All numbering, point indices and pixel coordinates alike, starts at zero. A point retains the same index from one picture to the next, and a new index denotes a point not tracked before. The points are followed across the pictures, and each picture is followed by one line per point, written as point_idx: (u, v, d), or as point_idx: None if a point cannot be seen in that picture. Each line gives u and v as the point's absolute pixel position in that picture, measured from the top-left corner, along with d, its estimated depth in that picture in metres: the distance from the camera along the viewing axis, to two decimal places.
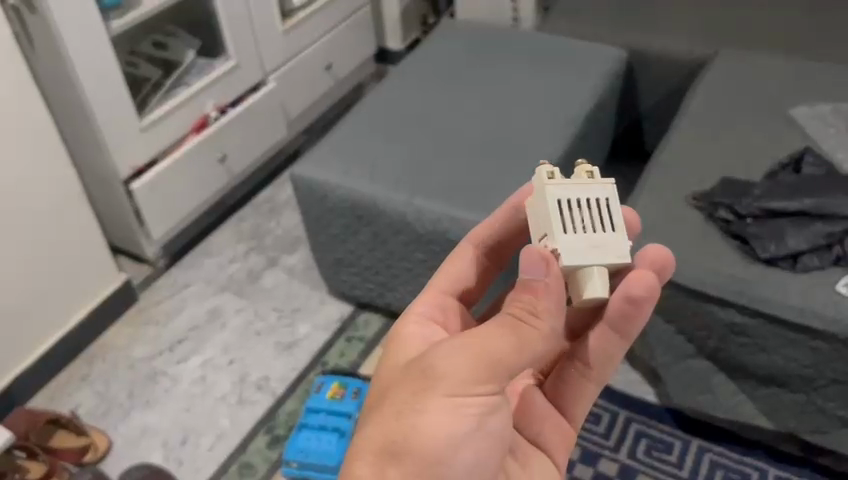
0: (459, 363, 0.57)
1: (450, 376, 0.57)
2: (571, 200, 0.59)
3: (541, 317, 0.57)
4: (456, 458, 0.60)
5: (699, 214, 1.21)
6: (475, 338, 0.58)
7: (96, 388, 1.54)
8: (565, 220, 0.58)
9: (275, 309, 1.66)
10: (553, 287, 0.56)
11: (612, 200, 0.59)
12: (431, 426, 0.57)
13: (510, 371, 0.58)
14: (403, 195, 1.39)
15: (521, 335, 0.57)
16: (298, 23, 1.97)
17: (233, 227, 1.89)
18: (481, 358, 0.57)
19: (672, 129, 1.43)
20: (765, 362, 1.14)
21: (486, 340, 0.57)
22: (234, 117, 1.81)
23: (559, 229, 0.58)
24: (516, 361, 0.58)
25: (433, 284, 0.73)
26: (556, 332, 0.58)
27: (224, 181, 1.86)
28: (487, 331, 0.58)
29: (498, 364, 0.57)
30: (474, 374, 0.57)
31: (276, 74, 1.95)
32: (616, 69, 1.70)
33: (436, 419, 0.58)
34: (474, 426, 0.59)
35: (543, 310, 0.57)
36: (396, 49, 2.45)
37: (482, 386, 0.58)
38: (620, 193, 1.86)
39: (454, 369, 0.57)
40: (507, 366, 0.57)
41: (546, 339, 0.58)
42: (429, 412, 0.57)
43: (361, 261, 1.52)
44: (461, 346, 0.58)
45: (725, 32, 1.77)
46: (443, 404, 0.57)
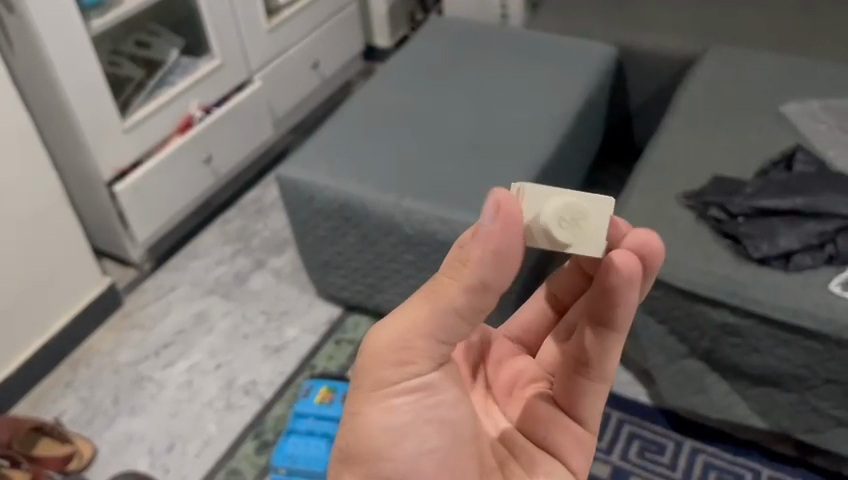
0: (380, 347, 0.56)
1: (373, 367, 0.57)
2: None
3: (468, 267, 0.50)
4: (400, 439, 0.59)
5: (690, 213, 1.20)
6: (400, 311, 0.54)
7: (81, 395, 1.51)
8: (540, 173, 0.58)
9: (263, 312, 1.64)
10: (485, 236, 0.49)
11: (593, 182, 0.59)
12: (365, 417, 0.59)
13: (437, 338, 0.54)
14: (391, 196, 1.37)
15: (438, 303, 0.52)
16: (283, 21, 1.94)
17: (220, 229, 1.87)
18: (405, 335, 0.54)
19: (662, 127, 1.42)
20: (758, 362, 1.13)
21: (406, 316, 0.54)
22: (219, 117, 1.79)
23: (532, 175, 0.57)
24: (443, 330, 0.54)
25: None
26: (490, 285, 0.50)
27: (210, 182, 1.83)
28: (409, 305, 0.54)
29: (421, 336, 0.54)
30: (399, 356, 0.55)
31: (262, 73, 1.92)
32: (605, 66, 1.68)
33: (372, 413, 0.59)
34: (415, 409, 0.59)
35: (470, 261, 0.50)
36: (384, 46, 2.43)
37: (409, 359, 0.55)
38: (611, 191, 1.85)
39: (382, 358, 0.56)
40: (430, 335, 0.54)
41: (466, 293, 0.51)
42: (362, 412, 0.59)
43: (349, 263, 1.50)
44: (386, 326, 0.55)
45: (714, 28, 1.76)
46: (374, 387, 0.58)
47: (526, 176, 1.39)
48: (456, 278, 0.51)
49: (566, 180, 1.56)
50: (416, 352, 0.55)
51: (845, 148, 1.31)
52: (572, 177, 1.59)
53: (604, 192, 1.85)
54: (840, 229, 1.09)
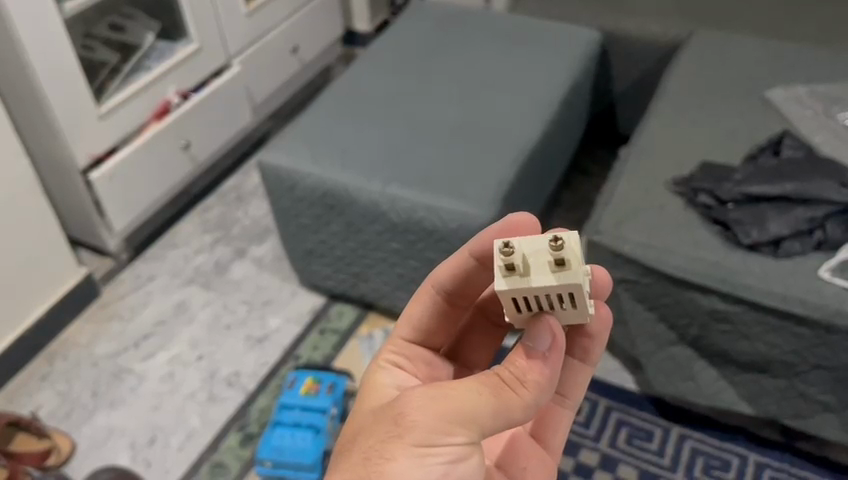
0: (429, 413, 0.60)
1: (419, 424, 0.60)
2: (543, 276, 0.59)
3: (528, 387, 0.62)
4: None
5: (679, 199, 1.19)
6: (445, 389, 0.61)
7: (59, 387, 1.47)
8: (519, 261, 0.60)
9: (244, 302, 1.61)
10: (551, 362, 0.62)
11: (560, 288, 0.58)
12: (398, 470, 0.60)
13: (478, 423, 0.60)
14: (376, 182, 1.35)
15: (496, 398, 0.61)
16: (262, 5, 1.90)
17: (198, 218, 1.83)
18: (457, 411, 0.60)
19: (649, 112, 1.41)
20: (746, 348, 1.12)
21: (458, 397, 0.60)
22: (198, 103, 1.75)
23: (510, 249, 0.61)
24: (490, 418, 0.61)
25: (398, 330, 0.78)
26: (536, 404, 0.63)
27: (188, 170, 1.79)
28: (464, 386, 0.61)
29: (467, 416, 0.60)
30: (445, 426, 0.60)
31: (241, 57, 1.88)
32: (591, 51, 1.67)
33: (406, 464, 0.60)
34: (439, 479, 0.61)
35: (530, 381, 0.62)
36: (364, 30, 2.39)
37: (453, 433, 0.60)
38: (594, 178, 1.84)
39: (424, 423, 0.60)
40: (476, 422, 0.60)
41: (521, 409, 0.62)
42: (396, 459, 0.60)
43: (333, 252, 1.47)
44: (436, 400, 0.60)
45: (699, 14, 1.75)
46: (410, 445, 0.60)
47: (512, 162, 1.38)
48: (516, 390, 0.62)
49: (551, 166, 1.55)
50: (459, 430, 0.60)
51: (831, 134, 1.31)
52: (556, 163, 1.57)
53: (588, 178, 1.84)
54: (828, 215, 1.09)
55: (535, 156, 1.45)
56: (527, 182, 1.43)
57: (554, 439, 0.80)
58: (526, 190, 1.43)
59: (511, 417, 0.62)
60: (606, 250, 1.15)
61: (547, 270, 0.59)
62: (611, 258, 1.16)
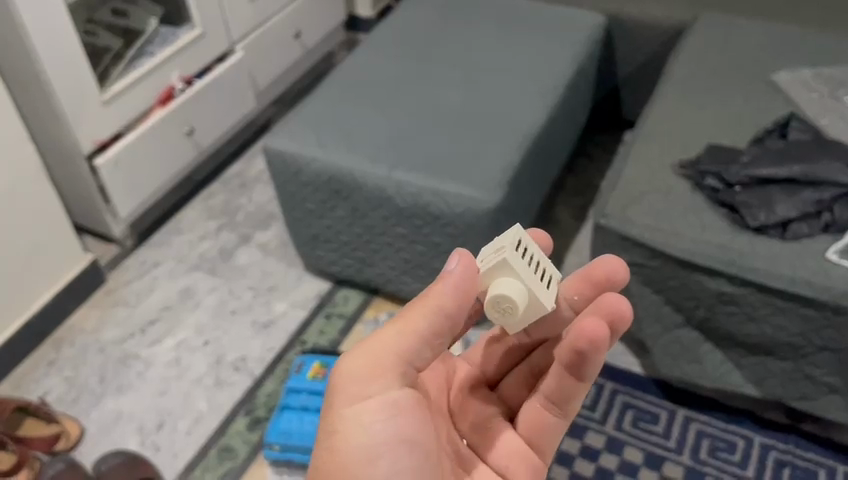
0: (356, 358, 0.70)
1: (349, 377, 0.70)
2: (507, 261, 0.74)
3: (428, 299, 0.67)
4: (365, 441, 0.70)
5: (686, 182, 1.19)
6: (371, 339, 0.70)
7: (66, 373, 1.47)
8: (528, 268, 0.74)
9: (250, 288, 1.61)
10: (450, 272, 0.66)
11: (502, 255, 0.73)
12: (338, 415, 0.70)
13: (396, 358, 0.68)
14: (382, 167, 1.35)
15: (405, 326, 0.68)
16: None
17: (202, 204, 1.84)
18: (375, 351, 0.69)
19: (655, 95, 1.40)
20: (753, 330, 1.12)
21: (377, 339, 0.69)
22: (201, 89, 1.74)
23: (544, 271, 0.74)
24: (404, 347, 0.68)
25: None
26: (442, 316, 0.67)
27: (191, 156, 1.79)
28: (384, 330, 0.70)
29: (384, 354, 0.68)
30: (369, 368, 0.69)
31: (244, 43, 1.88)
32: (595, 35, 1.66)
33: (347, 414, 0.70)
34: (379, 428, 0.70)
35: (429, 293, 0.67)
36: (367, 16, 2.39)
37: (377, 374, 0.69)
38: (598, 165, 1.86)
39: (353, 375, 0.69)
40: (398, 356, 0.68)
41: (427, 324, 0.67)
42: (336, 406, 0.70)
43: (339, 237, 1.47)
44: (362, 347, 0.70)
45: None
46: (346, 391, 0.70)
47: (518, 147, 1.38)
48: (421, 310, 0.67)
49: (555, 151, 1.55)
50: (383, 368, 0.69)
51: (837, 116, 1.31)
52: (560, 148, 1.57)
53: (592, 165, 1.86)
54: (836, 197, 1.09)
55: (540, 141, 1.44)
56: (533, 167, 1.43)
57: (544, 442, 0.80)
58: (532, 175, 1.43)
59: (426, 336, 0.68)
60: (613, 234, 1.15)
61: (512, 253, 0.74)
62: (618, 242, 1.16)
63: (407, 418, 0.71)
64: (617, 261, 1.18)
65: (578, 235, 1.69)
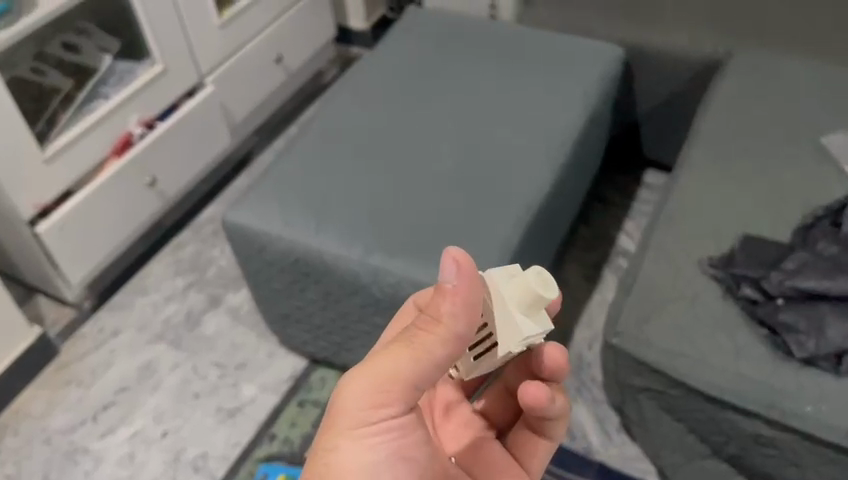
0: (360, 390, 0.62)
1: (352, 410, 0.63)
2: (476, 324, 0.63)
3: (442, 323, 0.60)
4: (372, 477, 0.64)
5: (716, 288, 0.98)
6: (370, 365, 0.62)
7: (7, 471, 1.31)
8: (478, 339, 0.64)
9: (216, 365, 1.43)
10: (459, 289, 0.59)
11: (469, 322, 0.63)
12: (344, 451, 0.64)
13: (406, 388, 0.62)
14: (356, 250, 1.14)
15: (414, 350, 0.61)
16: (237, 15, 1.68)
17: (170, 257, 1.65)
18: (385, 384, 0.62)
19: (680, 160, 1.19)
20: (797, 476, 0.92)
21: (382, 366, 0.62)
22: (164, 133, 1.55)
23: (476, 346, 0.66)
24: (416, 374, 0.61)
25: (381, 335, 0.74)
26: (457, 337, 0.61)
27: (156, 206, 1.60)
28: (383, 355, 0.62)
29: (394, 384, 0.61)
30: (379, 397, 0.62)
31: (215, 75, 1.67)
32: (612, 73, 1.43)
33: (350, 445, 0.64)
34: (384, 453, 0.65)
35: (444, 315, 0.60)
36: (360, 28, 2.17)
37: (383, 406, 0.63)
38: (614, 212, 1.65)
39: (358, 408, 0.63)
40: (409, 385, 0.62)
41: (439, 349, 0.61)
42: (338, 447, 0.64)
43: (311, 319, 1.28)
44: (362, 380, 0.62)
45: (740, 22, 1.50)
46: (350, 429, 0.63)
47: (518, 222, 1.16)
48: (429, 331, 0.61)
49: (564, 214, 1.33)
50: (391, 398, 0.62)
51: None
52: (570, 209, 1.36)
53: (607, 211, 1.65)
54: None
55: (547, 210, 1.23)
56: (536, 242, 1.22)
57: (533, 464, 0.76)
58: (535, 251, 1.22)
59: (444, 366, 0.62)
60: (626, 355, 0.95)
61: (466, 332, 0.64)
62: (633, 363, 0.95)
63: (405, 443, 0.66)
64: (630, 383, 0.98)
65: (591, 301, 1.49)
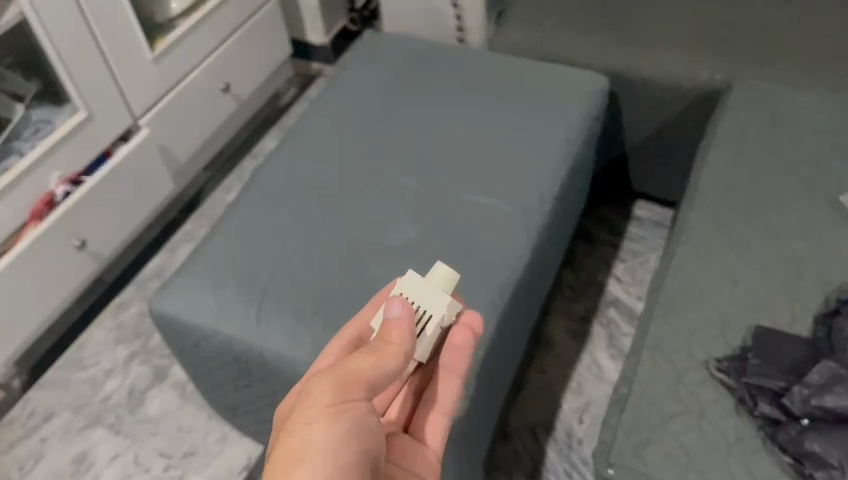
0: (330, 383, 0.61)
1: (325, 399, 0.60)
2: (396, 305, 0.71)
3: (393, 343, 0.64)
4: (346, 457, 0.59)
5: (728, 401, 0.83)
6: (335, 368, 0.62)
7: None
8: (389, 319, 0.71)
9: (161, 455, 1.27)
10: (404, 318, 0.65)
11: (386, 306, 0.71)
12: (318, 434, 0.59)
13: (370, 382, 0.62)
14: (305, 347, 0.98)
15: (375, 355, 0.63)
16: (173, 46, 1.50)
17: (111, 321, 1.48)
18: (358, 365, 0.62)
19: (678, 229, 1.03)
20: None
21: (346, 367, 0.62)
22: (92, 188, 1.37)
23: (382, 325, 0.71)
24: (379, 376, 0.62)
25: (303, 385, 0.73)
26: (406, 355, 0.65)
27: (90, 268, 1.43)
28: (345, 361, 0.63)
29: (359, 379, 0.61)
30: (351, 387, 0.61)
31: (150, 115, 1.49)
32: (596, 109, 1.26)
33: (321, 429, 0.59)
34: (355, 441, 0.60)
35: (393, 337, 0.65)
36: (319, 42, 1.98)
37: (353, 394, 0.61)
38: (601, 254, 1.50)
39: (326, 386, 0.60)
40: (372, 384, 0.62)
41: (396, 358, 0.63)
42: (314, 426, 0.59)
43: (261, 412, 1.12)
44: (330, 378, 0.61)
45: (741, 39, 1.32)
46: (323, 411, 0.59)
47: (493, 306, 1.00)
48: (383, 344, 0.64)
49: (546, 279, 1.17)
50: (358, 395, 0.61)
51: None
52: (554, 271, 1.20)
53: (593, 253, 1.50)
54: None
55: (527, 284, 1.07)
56: (515, 321, 1.06)
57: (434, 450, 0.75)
58: (513, 333, 1.06)
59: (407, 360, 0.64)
60: None
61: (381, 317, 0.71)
62: None
63: (369, 457, 0.61)
64: None
65: (578, 364, 1.33)
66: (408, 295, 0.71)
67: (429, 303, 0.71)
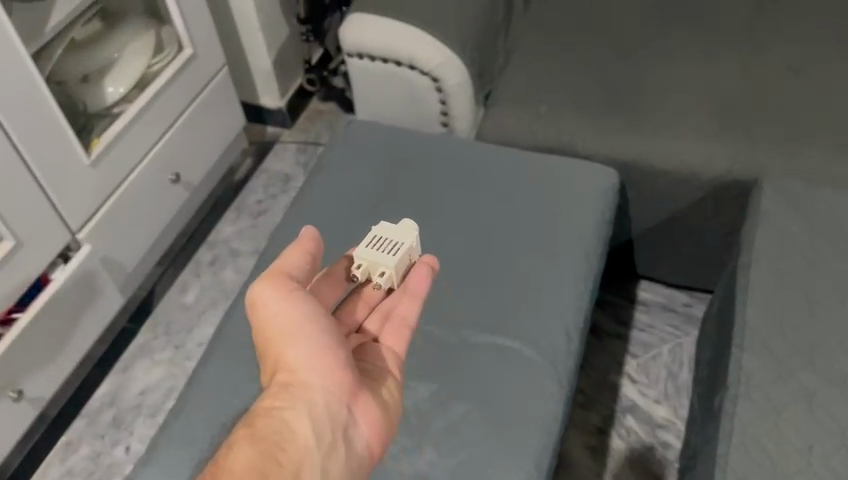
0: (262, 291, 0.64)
1: (267, 305, 0.64)
2: (372, 248, 0.76)
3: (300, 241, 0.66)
4: (306, 346, 0.63)
5: None
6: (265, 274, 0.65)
7: None
8: (372, 258, 0.74)
9: None
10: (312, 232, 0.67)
11: (368, 251, 0.75)
12: (270, 316, 0.64)
13: (292, 276, 0.65)
14: None
15: (289, 255, 0.66)
16: (112, 144, 1.28)
17: (60, 467, 1.30)
18: (272, 279, 0.64)
19: (731, 372, 0.89)
20: None
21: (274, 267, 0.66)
22: (25, 328, 1.16)
23: (368, 263, 0.74)
24: (298, 268, 0.65)
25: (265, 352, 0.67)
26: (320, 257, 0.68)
27: (28, 417, 1.24)
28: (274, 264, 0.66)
29: (284, 273, 0.65)
30: (280, 284, 0.64)
31: (91, 227, 1.28)
32: (607, 208, 1.12)
33: (275, 307, 0.64)
34: (310, 334, 0.64)
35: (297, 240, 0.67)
36: (276, 106, 1.79)
37: (288, 285, 0.64)
38: (610, 349, 1.37)
39: (275, 303, 0.64)
40: (293, 278, 0.65)
41: (303, 256, 0.66)
42: (267, 311, 0.64)
43: None
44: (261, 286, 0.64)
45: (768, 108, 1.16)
46: (273, 310, 0.64)
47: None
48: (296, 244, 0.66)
49: None
50: (292, 290, 0.64)
51: None
52: None
53: (602, 349, 1.37)
54: None
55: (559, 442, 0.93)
56: None
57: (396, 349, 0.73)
58: None
59: (315, 260, 0.67)
60: None
61: (364, 262, 0.74)
62: None
63: (333, 338, 0.65)
64: None
65: None
66: (382, 235, 0.77)
67: (401, 236, 0.77)
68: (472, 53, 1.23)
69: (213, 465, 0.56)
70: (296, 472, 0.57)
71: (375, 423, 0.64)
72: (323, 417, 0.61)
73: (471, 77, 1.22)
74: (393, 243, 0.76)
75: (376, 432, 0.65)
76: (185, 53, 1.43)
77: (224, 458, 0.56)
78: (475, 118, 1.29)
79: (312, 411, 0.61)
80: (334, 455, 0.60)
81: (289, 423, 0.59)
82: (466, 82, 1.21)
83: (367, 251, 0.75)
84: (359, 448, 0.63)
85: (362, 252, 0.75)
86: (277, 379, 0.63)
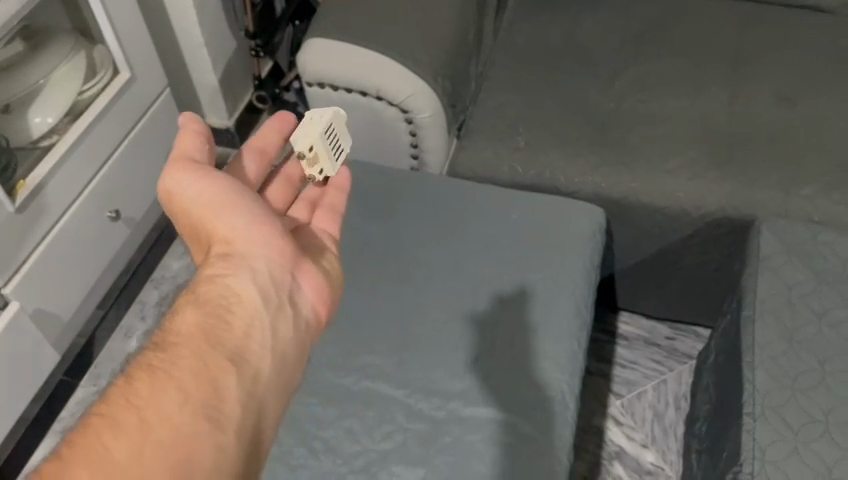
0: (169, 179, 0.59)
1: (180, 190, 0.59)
2: (325, 139, 0.66)
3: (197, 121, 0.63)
4: (230, 216, 0.58)
5: None
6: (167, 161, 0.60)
7: None
8: (321, 155, 0.66)
9: None
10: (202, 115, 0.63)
11: (319, 144, 0.65)
12: (185, 197, 0.59)
13: (196, 155, 0.60)
14: None
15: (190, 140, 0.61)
16: (41, 186, 1.14)
17: None
18: (179, 165, 0.59)
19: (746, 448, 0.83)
20: None
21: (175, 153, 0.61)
22: None
23: (313, 160, 0.66)
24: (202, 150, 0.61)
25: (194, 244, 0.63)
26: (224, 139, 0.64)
27: None
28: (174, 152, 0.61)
29: (189, 155, 0.60)
30: (188, 164, 0.59)
31: (19, 281, 1.14)
32: (597, 251, 1.03)
33: (188, 188, 0.59)
34: (236, 206, 0.59)
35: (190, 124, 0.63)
36: (224, 125, 1.64)
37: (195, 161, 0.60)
38: (593, 390, 1.29)
39: (192, 184, 0.59)
40: (200, 160, 0.60)
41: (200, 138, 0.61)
42: (182, 192, 0.59)
43: None
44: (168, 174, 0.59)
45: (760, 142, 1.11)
46: (185, 190, 0.59)
47: None
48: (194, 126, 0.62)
49: None
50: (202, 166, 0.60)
51: None
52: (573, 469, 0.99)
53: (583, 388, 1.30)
54: None
55: None
56: None
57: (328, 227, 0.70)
58: None
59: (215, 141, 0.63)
60: None
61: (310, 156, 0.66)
62: None
63: (262, 208, 0.61)
64: None
65: None
66: (334, 125, 0.67)
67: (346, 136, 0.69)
68: (444, 82, 1.11)
69: (151, 338, 0.50)
70: (247, 332, 0.52)
71: (321, 287, 0.61)
72: (267, 277, 0.56)
73: (444, 108, 1.11)
74: (341, 147, 0.68)
75: (323, 296, 0.61)
76: (123, 76, 1.28)
77: (167, 327, 0.51)
78: (447, 148, 1.19)
79: (252, 276, 0.56)
80: (283, 315, 0.56)
81: (232, 285, 0.54)
82: (438, 116, 1.11)
83: (320, 145, 0.65)
84: (306, 311, 0.59)
85: (316, 143, 0.65)
86: (211, 253, 0.58)
